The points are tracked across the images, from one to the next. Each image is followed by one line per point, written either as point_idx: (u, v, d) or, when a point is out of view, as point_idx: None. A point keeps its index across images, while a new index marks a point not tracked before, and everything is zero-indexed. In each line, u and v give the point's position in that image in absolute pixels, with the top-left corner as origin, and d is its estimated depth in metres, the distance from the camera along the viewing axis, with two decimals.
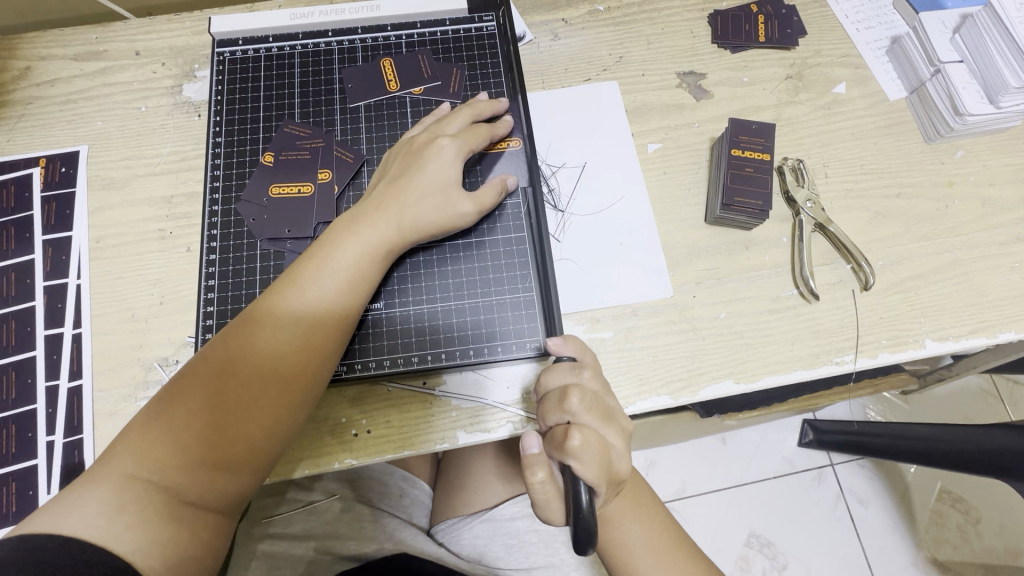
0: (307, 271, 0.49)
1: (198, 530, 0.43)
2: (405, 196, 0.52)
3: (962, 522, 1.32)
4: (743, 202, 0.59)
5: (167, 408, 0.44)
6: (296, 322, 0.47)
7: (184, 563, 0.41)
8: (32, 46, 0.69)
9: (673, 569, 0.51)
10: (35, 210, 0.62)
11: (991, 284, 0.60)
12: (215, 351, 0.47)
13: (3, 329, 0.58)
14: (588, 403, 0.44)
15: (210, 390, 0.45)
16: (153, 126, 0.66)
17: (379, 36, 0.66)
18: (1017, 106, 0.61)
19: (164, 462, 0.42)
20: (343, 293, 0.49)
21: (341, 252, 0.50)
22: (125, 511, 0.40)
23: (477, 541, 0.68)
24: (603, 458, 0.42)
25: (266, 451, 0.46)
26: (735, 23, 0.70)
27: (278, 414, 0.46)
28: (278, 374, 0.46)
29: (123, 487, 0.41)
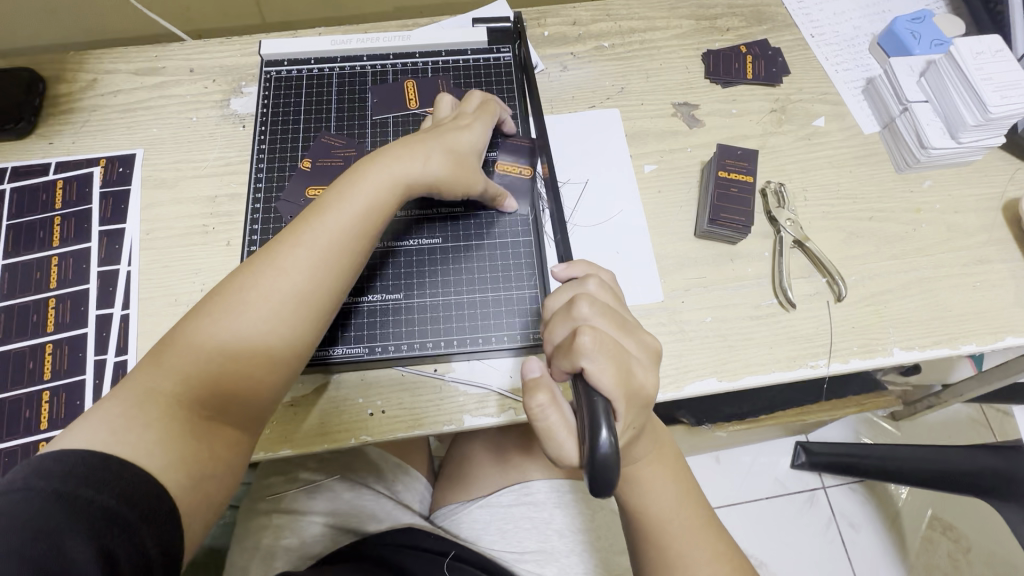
0: (316, 219, 0.54)
1: (215, 447, 0.48)
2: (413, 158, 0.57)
3: (952, 550, 1.34)
4: (728, 217, 0.66)
5: (186, 334, 0.49)
6: (306, 267, 0.52)
7: (204, 477, 0.47)
8: (100, 61, 0.78)
9: (697, 534, 0.51)
10: (94, 204, 0.69)
11: (954, 301, 0.66)
12: (227, 288, 0.51)
13: (60, 307, 0.64)
14: (600, 308, 0.42)
15: (226, 322, 0.50)
16: (202, 134, 0.74)
17: (407, 62, 0.74)
18: (976, 141, 0.68)
19: (184, 381, 0.48)
20: (351, 239, 0.54)
21: (350, 202, 0.54)
22: (150, 427, 0.45)
23: (474, 525, 0.74)
24: (619, 361, 0.39)
25: (277, 377, 0.51)
26: (726, 61, 0.78)
27: (289, 344, 0.51)
28: (287, 311, 0.51)
29: (148, 403, 0.46)
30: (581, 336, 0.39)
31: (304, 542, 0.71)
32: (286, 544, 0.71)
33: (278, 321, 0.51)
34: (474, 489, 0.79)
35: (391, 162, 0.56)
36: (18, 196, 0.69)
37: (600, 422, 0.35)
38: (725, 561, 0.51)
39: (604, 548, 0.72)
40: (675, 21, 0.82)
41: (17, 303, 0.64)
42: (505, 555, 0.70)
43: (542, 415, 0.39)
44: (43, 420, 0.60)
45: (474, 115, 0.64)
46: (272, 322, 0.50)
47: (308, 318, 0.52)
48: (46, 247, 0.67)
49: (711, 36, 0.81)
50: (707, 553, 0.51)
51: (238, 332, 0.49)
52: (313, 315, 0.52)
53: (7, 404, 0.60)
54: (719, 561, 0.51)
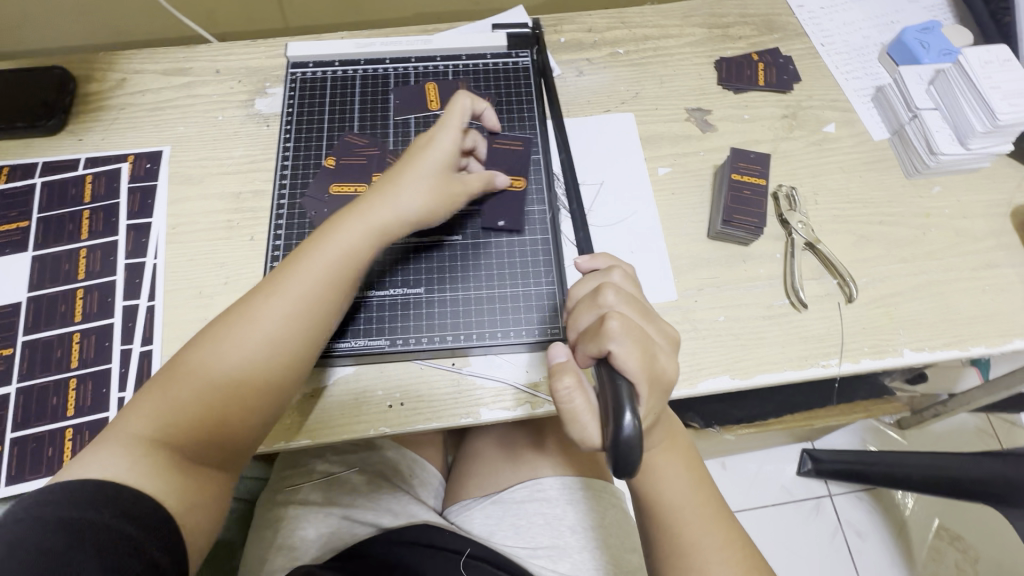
0: (297, 263, 0.55)
1: (203, 480, 0.50)
2: (390, 193, 0.58)
3: (960, 560, 1.33)
4: (741, 218, 0.68)
5: (171, 379, 0.51)
6: (287, 309, 0.53)
7: (193, 511, 0.48)
8: (129, 61, 0.80)
9: (710, 524, 0.52)
10: (122, 199, 0.71)
11: (963, 304, 0.67)
12: (214, 330, 0.53)
13: (87, 298, 0.66)
14: (625, 297, 0.44)
15: (211, 365, 0.51)
16: (227, 133, 0.76)
17: (429, 65, 0.76)
18: (984, 148, 0.70)
19: (166, 425, 0.49)
20: (330, 280, 0.55)
21: (331, 244, 0.56)
22: (137, 465, 0.47)
23: (487, 521, 0.75)
24: (644, 346, 0.40)
25: (261, 416, 0.53)
26: (738, 68, 0.80)
27: (270, 384, 0.52)
28: (272, 348, 0.52)
29: (133, 448, 0.47)
30: (609, 321, 0.40)
31: (318, 534, 0.71)
32: (299, 535, 0.71)
33: (258, 361, 0.52)
34: (486, 486, 0.80)
35: (363, 207, 0.58)
36: (48, 190, 0.71)
37: (623, 405, 0.36)
38: (736, 550, 0.51)
39: (616, 545, 0.72)
40: (688, 29, 0.84)
41: (46, 293, 0.66)
42: (517, 550, 0.71)
43: (567, 399, 0.41)
44: (69, 407, 0.61)
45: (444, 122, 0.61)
46: (254, 364, 0.52)
47: (291, 357, 0.53)
48: (75, 239, 0.69)
49: (723, 44, 0.83)
50: (718, 540, 0.51)
51: (221, 374, 0.51)
52: (294, 354, 0.54)
53: (35, 391, 0.62)
54: (730, 549, 0.51)
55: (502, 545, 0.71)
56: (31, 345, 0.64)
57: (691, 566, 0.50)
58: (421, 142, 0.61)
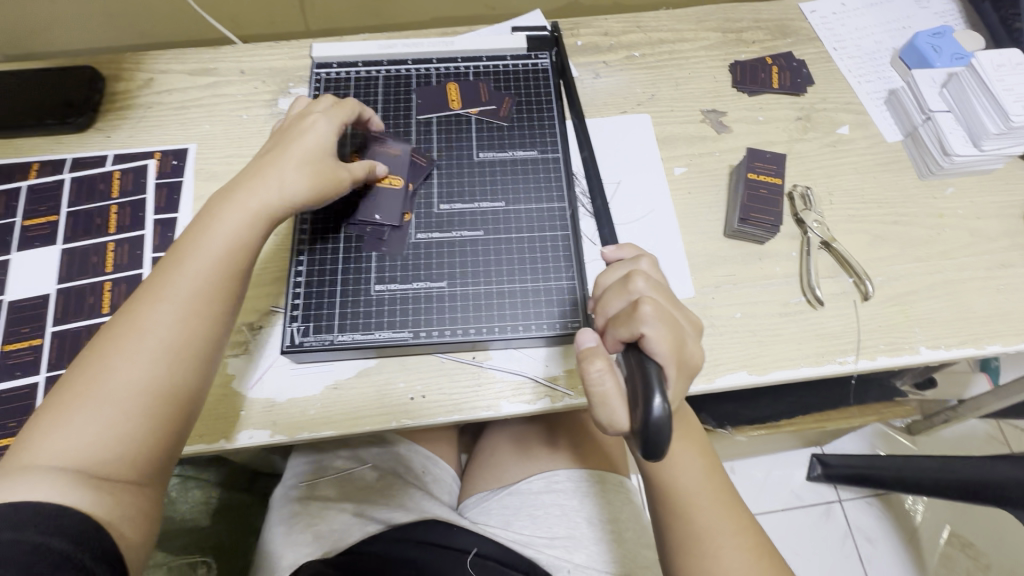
0: (186, 259, 0.52)
1: (119, 498, 0.45)
2: (272, 174, 0.57)
3: (972, 567, 1.32)
4: (757, 217, 0.69)
5: (52, 397, 0.47)
6: (174, 300, 0.51)
7: (114, 530, 0.45)
8: (156, 62, 0.82)
9: (724, 515, 0.52)
10: (149, 194, 0.73)
11: (979, 303, 0.68)
12: (101, 338, 0.50)
13: (114, 290, 0.67)
14: (654, 284, 0.45)
15: (95, 374, 0.47)
16: (252, 131, 0.77)
17: (450, 66, 0.78)
18: (998, 150, 0.71)
19: (62, 446, 0.45)
20: (227, 266, 0.53)
21: (217, 233, 0.54)
22: (30, 496, 0.42)
23: (504, 512, 0.76)
24: (674, 331, 0.41)
25: (172, 413, 0.49)
26: (753, 71, 0.82)
27: (175, 376, 0.49)
28: (169, 334, 0.50)
29: (32, 475, 0.43)
30: (642, 306, 0.41)
31: (332, 527, 0.71)
32: (314, 529, 0.71)
33: (153, 356, 0.49)
34: (502, 480, 0.81)
35: (236, 196, 0.55)
36: (77, 186, 0.73)
37: (653, 388, 0.37)
38: (747, 538, 0.52)
39: (631, 540, 0.72)
40: (703, 33, 0.85)
41: (74, 285, 0.67)
42: (532, 540, 0.71)
43: (598, 381, 0.41)
44: None
45: (327, 111, 0.63)
46: (152, 360, 0.48)
47: (191, 345, 0.50)
48: (103, 233, 0.70)
49: (737, 48, 0.84)
50: (731, 526, 0.52)
51: (111, 378, 0.47)
52: (195, 343, 0.51)
53: None
54: (741, 536, 0.52)
55: (518, 534, 0.72)
56: (59, 335, 0.65)
57: (703, 551, 0.51)
58: (297, 128, 0.61)
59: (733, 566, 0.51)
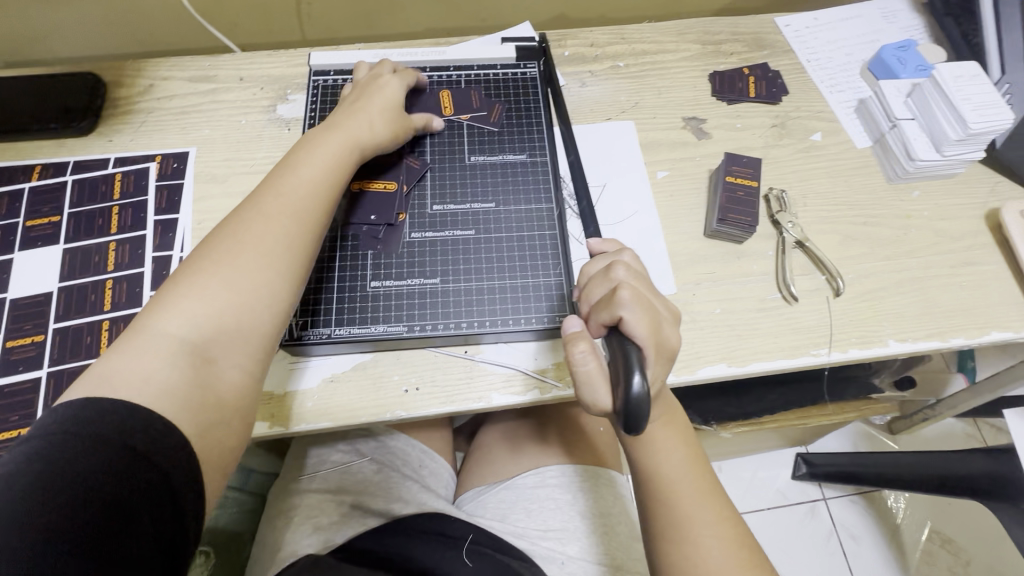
0: (289, 174, 0.59)
1: (220, 391, 0.49)
2: (359, 116, 0.66)
3: (952, 562, 1.36)
4: (734, 217, 0.72)
5: (171, 286, 0.52)
6: (282, 205, 0.57)
7: (213, 419, 0.47)
8: (156, 69, 0.85)
9: (705, 501, 0.55)
10: (150, 196, 0.75)
11: (943, 298, 0.72)
12: (207, 242, 0.54)
13: (116, 288, 0.69)
14: (634, 272, 0.48)
15: (211, 264, 0.52)
16: (251, 135, 0.80)
17: (443, 74, 0.81)
18: (958, 155, 0.75)
19: (183, 325, 0.49)
20: (324, 183, 0.60)
21: (315, 156, 0.61)
22: (152, 375, 0.46)
23: (500, 505, 0.78)
24: (651, 315, 0.44)
25: (274, 311, 0.53)
26: (730, 81, 0.86)
27: (278, 280, 0.54)
28: (274, 241, 0.54)
29: (149, 355, 0.47)
30: (620, 292, 0.44)
31: (330, 519, 0.73)
32: (311, 521, 0.73)
33: (258, 254, 0.53)
34: (498, 475, 0.82)
35: (328, 133, 0.63)
36: (79, 187, 0.75)
37: (634, 368, 0.40)
38: (727, 526, 0.55)
39: (624, 533, 0.75)
40: (684, 45, 0.90)
41: (76, 283, 0.69)
42: (526, 531, 0.73)
43: (583, 363, 0.44)
44: None
45: (394, 73, 0.73)
46: (260, 256, 0.53)
47: (296, 248, 0.56)
48: (105, 233, 0.72)
49: (716, 59, 0.89)
50: (711, 514, 0.55)
51: (223, 269, 0.52)
52: (297, 247, 0.56)
53: (65, 375, 0.64)
54: (721, 524, 0.54)
55: (513, 526, 0.74)
56: (62, 331, 0.66)
57: (685, 536, 0.54)
58: (371, 84, 0.70)
59: (712, 552, 0.53)
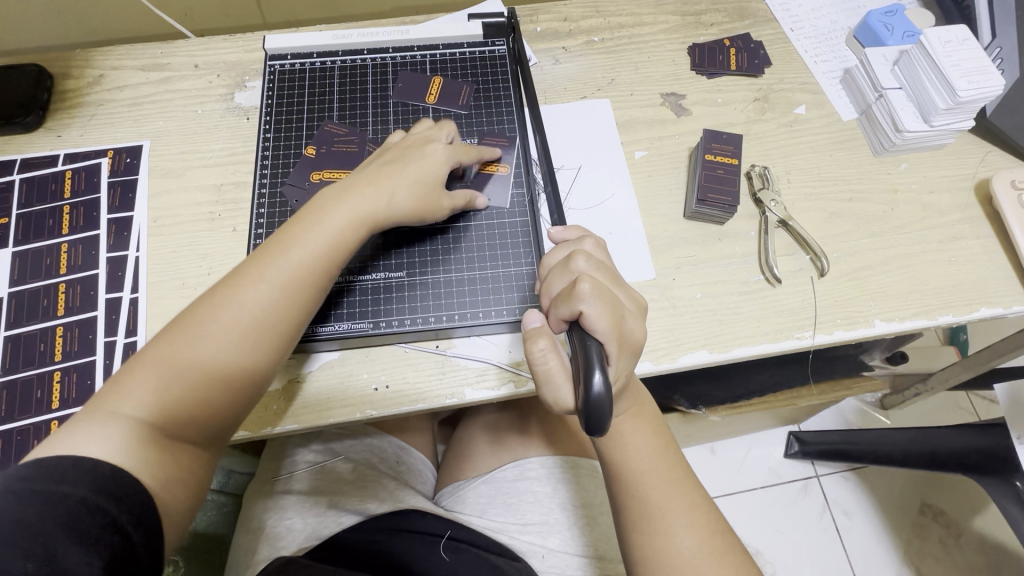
0: (285, 243, 0.56)
1: (180, 455, 0.50)
2: (379, 188, 0.59)
3: (944, 535, 1.36)
4: (714, 197, 0.69)
5: (151, 351, 0.52)
6: (268, 287, 0.54)
7: (171, 483, 0.49)
8: (106, 58, 0.80)
9: (678, 494, 0.53)
10: (103, 194, 0.71)
11: (930, 275, 0.70)
12: (197, 306, 0.53)
13: (70, 292, 0.66)
14: (595, 262, 0.47)
15: (188, 336, 0.52)
16: (207, 126, 0.76)
17: (407, 55, 0.77)
18: (947, 125, 0.72)
19: (145, 399, 0.50)
20: (323, 256, 0.56)
21: (324, 222, 0.57)
22: (114, 439, 0.47)
23: (479, 500, 0.76)
24: (614, 308, 0.42)
25: (241, 389, 0.53)
26: (711, 54, 0.82)
27: (250, 361, 0.53)
28: (256, 322, 0.53)
29: (113, 422, 0.48)
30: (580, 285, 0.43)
31: (305, 521, 0.71)
32: (286, 523, 0.71)
33: (235, 336, 0.52)
34: (478, 469, 0.80)
35: (345, 197, 0.59)
36: (27, 187, 0.71)
37: (594, 365, 0.38)
38: (700, 514, 0.53)
39: (607, 522, 0.73)
40: (662, 17, 0.86)
41: (27, 288, 0.66)
42: (508, 526, 0.72)
43: (543, 361, 0.43)
44: (54, 400, 0.61)
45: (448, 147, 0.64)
46: (234, 338, 0.52)
47: (273, 331, 0.54)
48: (56, 234, 0.69)
49: (695, 30, 0.85)
50: (683, 504, 0.53)
51: (198, 345, 0.51)
52: (276, 327, 0.54)
53: (19, 385, 0.62)
54: (693, 513, 0.53)
55: (494, 521, 0.73)
56: (13, 340, 0.64)
57: (655, 528, 0.52)
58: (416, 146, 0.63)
59: (682, 544, 0.51)
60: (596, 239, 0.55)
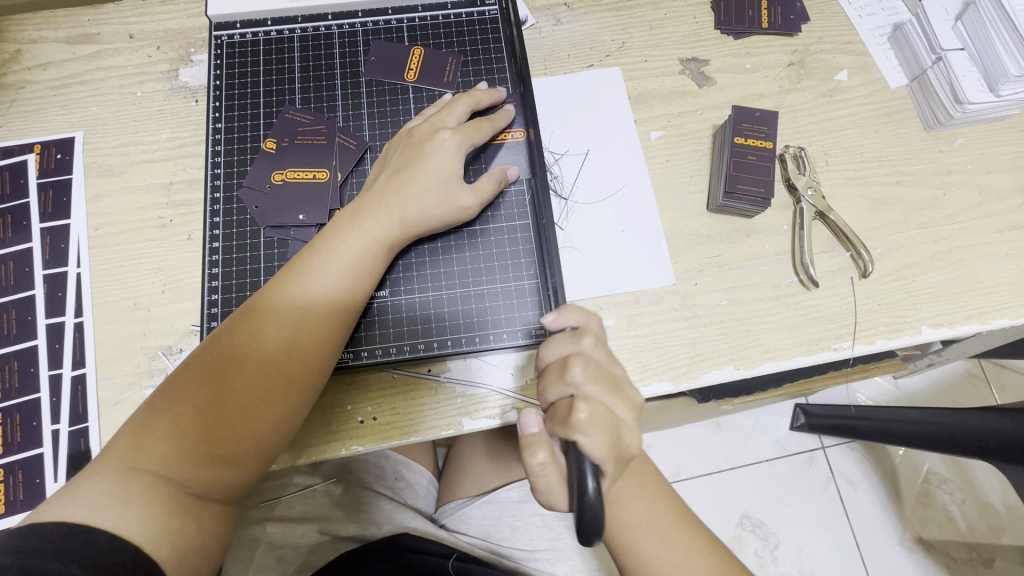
0: (306, 272, 0.49)
1: (201, 518, 0.45)
2: (395, 202, 0.52)
3: (948, 501, 1.19)
4: (744, 188, 0.59)
5: (166, 403, 0.46)
6: (289, 326, 0.48)
7: (189, 555, 0.43)
8: (22, 28, 0.67)
9: (679, 543, 0.51)
10: (32, 198, 0.61)
11: (986, 272, 0.61)
12: (215, 347, 0.47)
13: (3, 318, 0.57)
14: (592, 372, 0.44)
15: (207, 384, 0.46)
16: (150, 111, 0.64)
17: (379, 20, 0.65)
18: (1016, 94, 0.61)
19: (166, 457, 0.44)
20: (353, 280, 0.50)
21: (350, 240, 0.50)
22: (133, 505, 0.42)
23: (485, 521, 0.71)
24: (608, 433, 0.42)
25: (270, 437, 0.47)
26: (738, 9, 0.70)
27: (283, 402, 0.47)
28: (285, 361, 0.47)
29: (131, 483, 0.43)
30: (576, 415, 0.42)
31: (296, 554, 0.66)
32: (277, 555, 0.67)
33: (264, 378, 0.46)
34: (484, 484, 0.75)
35: (371, 210, 0.51)
36: None
37: (586, 471, 0.39)
38: (703, 556, 0.50)
39: None
40: None
41: None
42: (517, 552, 0.68)
43: (541, 473, 0.44)
44: None
45: (456, 128, 0.56)
46: (263, 379, 0.46)
47: (300, 373, 0.48)
48: None
49: None
50: (683, 550, 0.50)
51: (221, 391, 0.46)
52: (308, 363, 0.48)
53: None
54: (696, 556, 0.50)
55: (498, 548, 0.68)
56: None
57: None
58: (432, 137, 0.54)
59: None
60: (594, 320, 0.50)
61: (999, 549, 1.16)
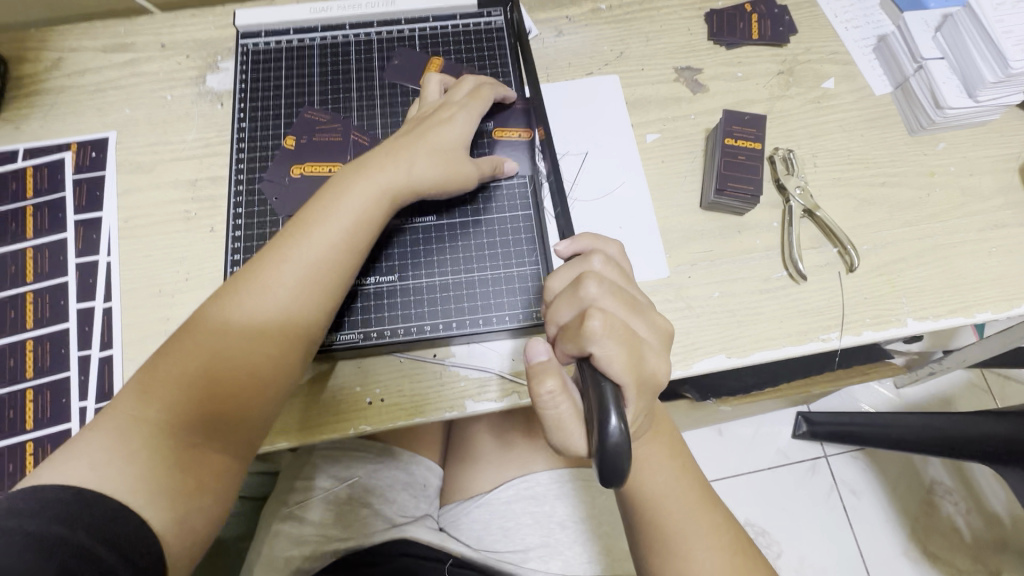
0: (301, 235, 0.52)
1: (201, 481, 0.46)
2: (394, 164, 0.55)
3: (952, 511, 1.19)
4: (734, 186, 0.63)
5: (165, 358, 0.48)
6: (288, 281, 0.50)
7: (187, 511, 0.44)
8: (63, 38, 0.73)
9: (700, 521, 0.53)
10: (68, 192, 0.66)
11: (969, 268, 0.64)
12: (213, 306, 0.50)
13: (38, 302, 0.61)
14: (608, 288, 0.46)
15: (206, 341, 0.48)
16: (178, 114, 0.69)
17: (393, 29, 0.70)
18: (994, 100, 0.65)
19: (164, 408, 0.46)
20: (347, 243, 0.53)
21: (344, 205, 0.53)
22: (133, 461, 0.43)
23: (475, 524, 0.73)
24: (626, 347, 0.44)
25: (268, 390, 0.49)
26: (730, 21, 0.74)
27: (279, 355, 0.50)
28: (280, 317, 0.50)
29: (128, 434, 0.44)
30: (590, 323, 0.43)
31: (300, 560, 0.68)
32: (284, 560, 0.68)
33: (261, 333, 0.49)
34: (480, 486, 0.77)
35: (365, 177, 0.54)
36: None
37: (610, 409, 0.39)
38: (723, 534, 0.53)
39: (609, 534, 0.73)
40: None
41: None
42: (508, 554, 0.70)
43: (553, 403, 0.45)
44: (28, 420, 0.58)
45: (448, 104, 0.59)
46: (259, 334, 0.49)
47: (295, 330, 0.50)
48: (20, 238, 0.63)
49: None
50: (704, 529, 0.53)
51: (219, 345, 0.48)
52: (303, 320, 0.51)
53: None
54: (714, 536, 0.53)
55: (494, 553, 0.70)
56: None
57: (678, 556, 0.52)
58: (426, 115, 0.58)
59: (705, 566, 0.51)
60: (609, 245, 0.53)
61: (1005, 561, 1.15)
